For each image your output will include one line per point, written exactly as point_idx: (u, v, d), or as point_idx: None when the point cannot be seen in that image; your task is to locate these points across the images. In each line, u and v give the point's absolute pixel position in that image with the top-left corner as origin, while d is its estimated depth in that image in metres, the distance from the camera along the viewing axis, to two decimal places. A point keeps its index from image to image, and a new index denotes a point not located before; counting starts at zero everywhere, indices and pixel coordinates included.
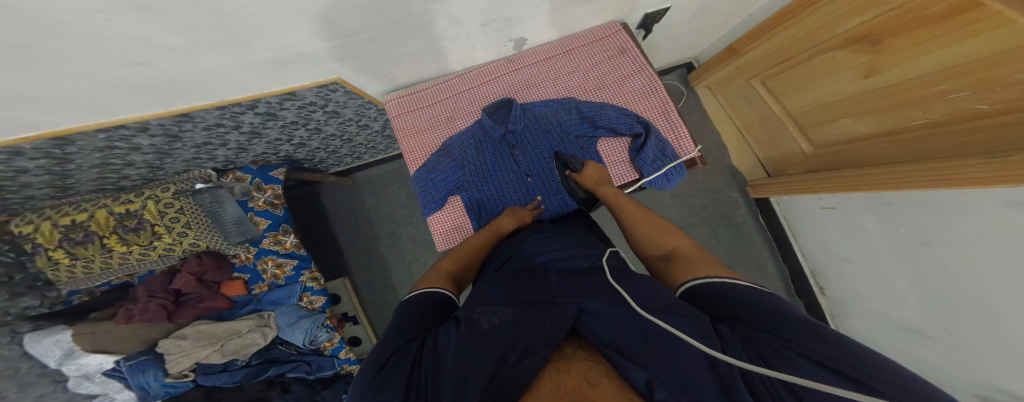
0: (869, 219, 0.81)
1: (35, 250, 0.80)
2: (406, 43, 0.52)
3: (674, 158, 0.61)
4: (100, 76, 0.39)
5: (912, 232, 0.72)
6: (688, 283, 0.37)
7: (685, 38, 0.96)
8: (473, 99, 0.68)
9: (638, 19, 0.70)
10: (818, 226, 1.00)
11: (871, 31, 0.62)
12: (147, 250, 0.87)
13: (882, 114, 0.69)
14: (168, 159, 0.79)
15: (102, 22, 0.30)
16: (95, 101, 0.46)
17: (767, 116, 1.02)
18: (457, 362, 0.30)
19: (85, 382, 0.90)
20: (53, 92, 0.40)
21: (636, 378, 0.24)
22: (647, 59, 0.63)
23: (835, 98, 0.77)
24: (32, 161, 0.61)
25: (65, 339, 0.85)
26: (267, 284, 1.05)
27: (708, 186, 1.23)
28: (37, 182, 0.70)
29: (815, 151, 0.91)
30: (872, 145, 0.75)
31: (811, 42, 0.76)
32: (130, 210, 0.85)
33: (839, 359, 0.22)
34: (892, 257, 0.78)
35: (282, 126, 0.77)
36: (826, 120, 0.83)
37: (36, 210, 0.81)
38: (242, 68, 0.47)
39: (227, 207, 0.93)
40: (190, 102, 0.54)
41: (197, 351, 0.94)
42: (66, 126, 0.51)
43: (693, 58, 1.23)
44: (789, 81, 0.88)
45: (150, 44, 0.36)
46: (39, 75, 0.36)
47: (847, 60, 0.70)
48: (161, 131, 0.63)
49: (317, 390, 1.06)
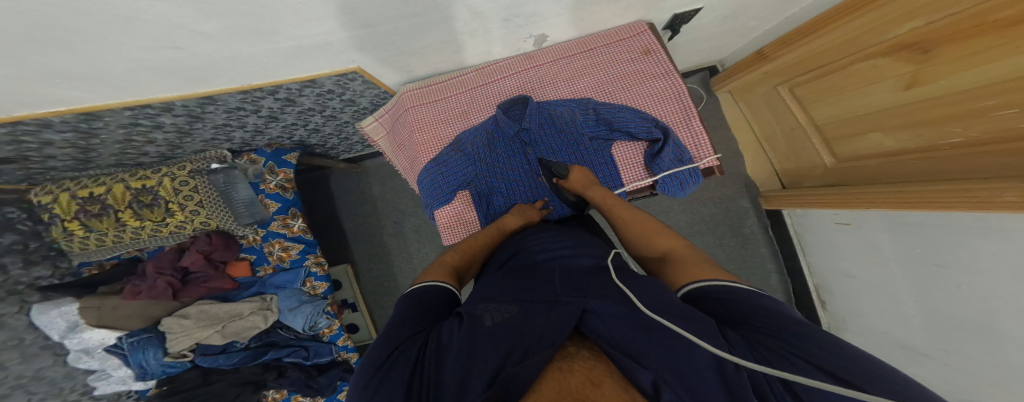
0: (885, 237, 0.81)
1: (52, 220, 0.82)
2: (426, 35, 0.52)
3: (691, 166, 0.61)
4: (136, 58, 0.40)
5: (927, 253, 0.71)
6: (686, 286, 0.36)
7: (710, 41, 0.95)
8: (489, 94, 0.69)
9: (666, 18, 0.69)
10: (830, 242, 1.01)
11: (923, 38, 0.57)
12: (160, 226, 0.88)
13: (916, 129, 0.66)
14: (188, 139, 0.79)
15: (145, 7, 0.30)
16: (124, 82, 0.47)
17: (790, 125, 1.01)
18: (463, 364, 0.30)
19: (85, 357, 0.90)
20: (92, 71, 0.41)
21: (642, 378, 0.24)
22: (673, 63, 0.63)
23: (869, 109, 0.75)
24: (59, 134, 0.62)
25: (72, 312, 0.86)
26: (272, 266, 1.06)
27: (719, 195, 1.25)
28: (62, 154, 0.71)
29: (837, 165, 0.91)
30: (900, 163, 0.73)
31: (853, 48, 0.72)
32: (147, 186, 0.85)
33: (852, 370, 0.21)
34: (903, 277, 0.79)
35: (299, 112, 0.77)
36: (852, 133, 0.82)
37: (57, 180, 0.83)
38: (270, 56, 0.47)
39: (239, 188, 0.94)
40: (218, 87, 0.55)
41: (198, 331, 0.94)
42: (95, 104, 0.52)
43: (718, 62, 1.23)
44: (821, 89, 0.85)
45: (185, 30, 0.36)
46: (78, 56, 0.37)
47: (892, 68, 0.66)
48: (184, 112, 0.64)
49: (312, 376, 1.08)
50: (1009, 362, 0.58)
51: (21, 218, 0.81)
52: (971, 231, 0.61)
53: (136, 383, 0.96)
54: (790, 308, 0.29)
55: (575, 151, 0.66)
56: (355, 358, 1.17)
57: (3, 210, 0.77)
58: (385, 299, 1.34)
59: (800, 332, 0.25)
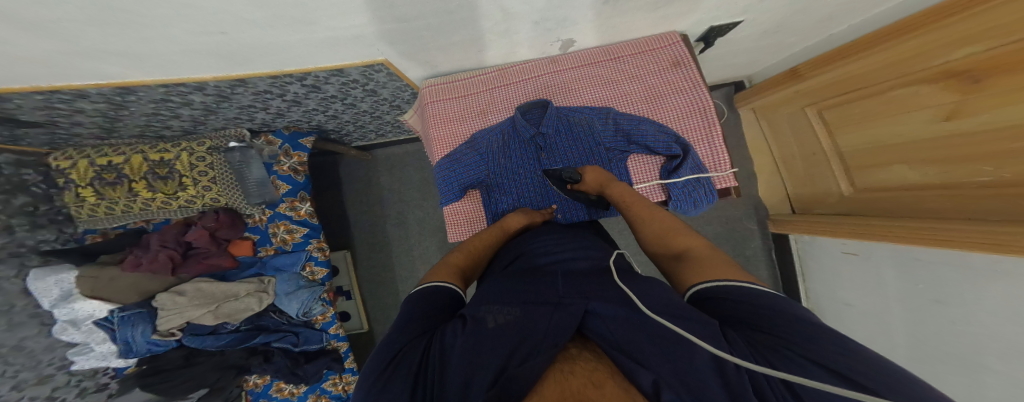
0: (889, 273, 0.83)
1: (66, 185, 0.82)
2: (457, 33, 0.54)
3: (708, 185, 0.62)
4: (181, 40, 0.41)
5: (929, 289, 0.73)
6: (698, 285, 0.37)
7: (739, 57, 0.97)
8: (513, 94, 0.70)
9: (702, 30, 0.71)
10: (833, 271, 1.04)
11: (975, 66, 0.56)
12: (170, 199, 0.88)
13: (946, 165, 0.68)
14: (212, 116, 0.80)
15: None
16: (164, 62, 0.48)
17: (812, 150, 1.03)
18: (467, 361, 0.31)
19: (70, 329, 0.89)
20: (138, 49, 0.43)
21: (642, 380, 0.25)
22: (701, 77, 0.64)
23: (898, 139, 0.76)
24: (91, 104, 0.62)
25: (68, 280, 0.87)
26: (274, 248, 1.07)
27: (725, 212, 1.28)
28: (88, 123, 0.71)
29: (853, 193, 0.94)
30: (918, 196, 0.75)
31: (892, 73, 0.73)
32: (164, 159, 0.85)
33: (854, 370, 0.22)
34: (900, 310, 0.81)
35: (322, 99, 0.78)
36: (875, 164, 0.84)
37: (76, 148, 0.82)
38: (305, 45, 0.48)
39: (253, 168, 0.95)
40: (252, 70, 0.56)
41: (191, 310, 0.93)
42: (131, 80, 0.52)
43: (746, 78, 1.26)
44: (850, 114, 0.87)
45: (235, 17, 0.37)
46: (129, 34, 0.38)
47: (932, 97, 0.66)
48: (215, 92, 0.65)
49: (299, 363, 1.06)
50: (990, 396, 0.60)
51: (35, 182, 0.83)
52: (977, 274, 0.63)
53: (116, 360, 0.95)
54: (795, 304, 0.30)
55: (593, 157, 0.68)
56: (345, 347, 1.17)
57: (19, 171, 0.79)
58: (383, 290, 1.35)
59: (806, 331, 0.26)
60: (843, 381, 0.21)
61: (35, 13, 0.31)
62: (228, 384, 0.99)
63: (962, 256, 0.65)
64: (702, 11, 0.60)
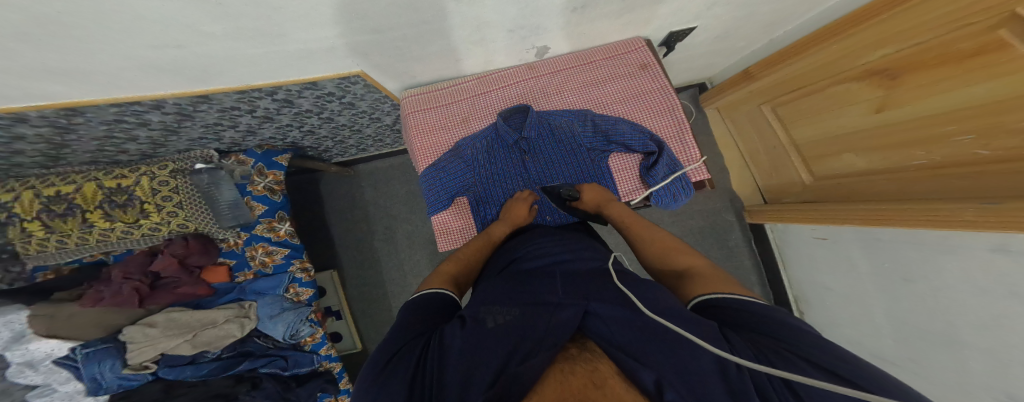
0: (857, 252, 0.88)
1: (7, 220, 0.74)
2: (429, 43, 0.52)
3: (683, 179, 0.64)
4: (135, 55, 0.39)
5: (897, 268, 0.77)
6: (699, 297, 0.37)
7: (700, 61, 1.01)
8: (492, 101, 0.69)
9: (663, 36, 0.72)
10: (808, 256, 1.09)
11: (891, 65, 0.63)
12: (131, 228, 0.82)
13: (884, 152, 0.72)
14: (173, 137, 0.75)
15: (156, 8, 0.30)
16: (114, 78, 0.44)
17: (773, 144, 1.07)
18: (463, 365, 0.30)
19: (27, 371, 0.81)
20: (81, 66, 0.39)
21: (644, 379, 0.24)
22: (667, 79, 0.66)
23: (843, 130, 0.80)
24: (34, 128, 0.57)
25: (19, 320, 0.79)
26: (253, 272, 1.02)
27: (707, 208, 1.32)
28: (33, 150, 0.66)
29: (814, 183, 0.98)
30: (868, 181, 0.79)
31: (825, 74, 0.79)
32: (122, 186, 0.81)
33: (848, 370, 0.23)
34: (873, 288, 0.85)
35: (296, 114, 0.75)
36: (828, 154, 0.88)
37: (21, 178, 0.76)
38: (273, 58, 0.46)
39: (224, 190, 0.90)
40: (215, 86, 0.52)
41: (164, 341, 0.88)
42: (82, 99, 0.49)
43: (706, 79, 1.30)
44: (801, 110, 0.90)
45: (192, 30, 0.35)
46: (72, 50, 0.35)
47: (862, 92, 0.72)
48: (175, 110, 0.61)
49: (291, 387, 1.01)
50: (970, 371, 0.63)
51: None
52: (934, 251, 0.67)
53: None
54: (786, 313, 0.31)
55: (573, 160, 0.70)
56: (338, 368, 1.14)
57: None
58: (372, 306, 1.31)
59: (804, 336, 0.26)
60: (834, 378, 0.22)
61: None
62: None
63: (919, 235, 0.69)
64: (664, 17, 0.62)
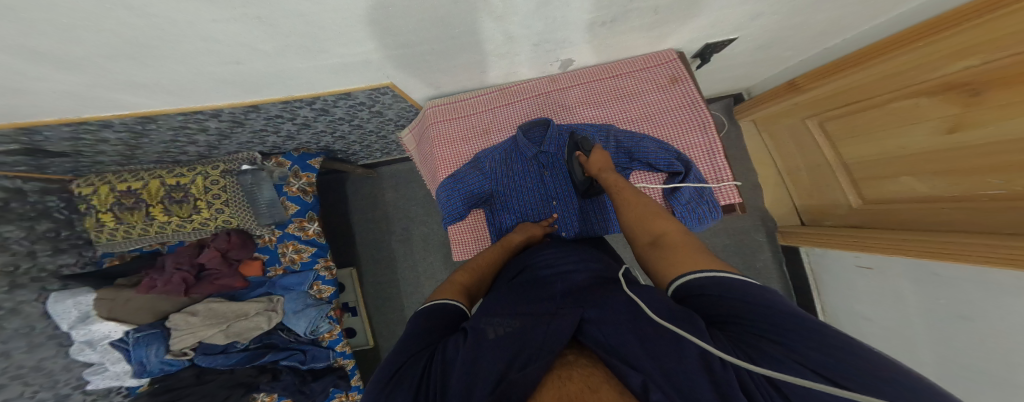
0: (907, 285, 0.80)
1: (87, 211, 0.89)
2: (458, 56, 0.55)
3: (712, 202, 0.62)
4: (202, 72, 0.44)
5: (953, 305, 0.69)
6: (682, 278, 0.34)
7: (735, 71, 0.97)
8: (515, 113, 0.71)
9: (698, 47, 0.71)
10: (847, 284, 1.00)
11: (975, 79, 0.55)
12: (185, 223, 0.91)
13: (952, 178, 0.66)
14: (226, 141, 0.83)
15: (221, 29, 0.34)
16: (183, 92, 0.50)
17: (816, 162, 1.01)
18: (466, 376, 0.29)
19: (86, 349, 0.91)
20: (154, 81, 0.45)
21: (631, 380, 0.24)
22: (701, 93, 0.64)
23: (902, 151, 0.74)
24: (116, 133, 0.65)
25: (85, 302, 0.89)
26: (283, 267, 1.08)
27: (733, 226, 1.26)
28: (112, 150, 0.75)
29: (863, 205, 0.90)
30: (934, 211, 0.72)
31: (888, 86, 0.72)
32: (180, 183, 0.89)
33: (835, 367, 0.20)
34: (922, 325, 0.77)
35: (330, 121, 0.80)
36: (885, 175, 0.81)
37: (99, 173, 0.89)
38: (317, 71, 0.50)
39: (264, 190, 0.97)
40: (263, 96, 0.58)
41: (202, 330, 0.95)
42: (155, 110, 0.55)
43: (744, 90, 1.24)
44: (853, 126, 0.85)
45: (249, 49, 0.40)
46: (152, 67, 0.41)
47: (933, 109, 0.65)
48: (230, 118, 0.67)
49: (306, 381, 1.05)
50: None
51: (58, 207, 0.89)
52: (1001, 290, 0.58)
53: (129, 379, 0.95)
54: (774, 294, 0.28)
55: None
56: (350, 365, 1.14)
57: (43, 199, 0.85)
58: (386, 306, 1.35)
59: (790, 325, 0.24)
60: (823, 377, 0.20)
61: (60, 50, 0.33)
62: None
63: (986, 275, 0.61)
64: (697, 29, 0.61)
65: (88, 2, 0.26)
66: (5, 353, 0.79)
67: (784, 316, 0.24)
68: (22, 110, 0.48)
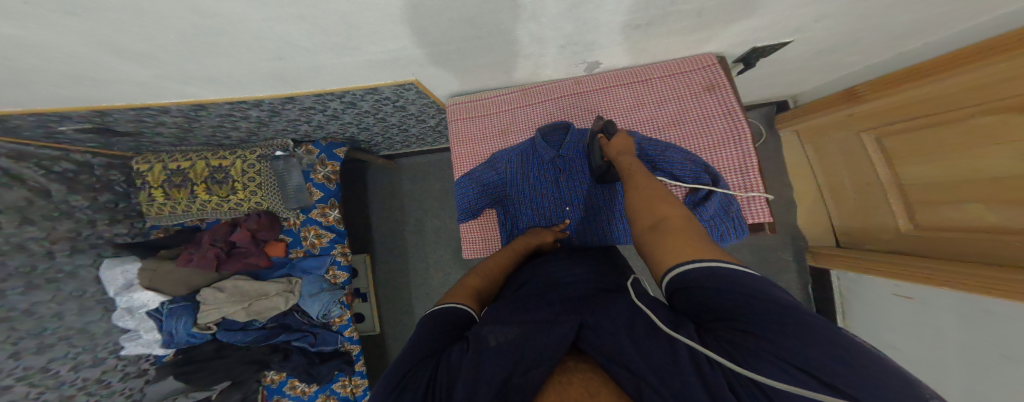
0: (950, 319, 0.73)
1: (144, 185, 0.99)
2: (484, 56, 0.57)
3: (738, 219, 0.61)
4: (248, 65, 0.49)
5: (995, 344, 0.63)
6: (676, 269, 0.33)
7: (779, 77, 0.93)
8: (537, 113, 0.72)
9: (744, 51, 0.70)
10: (879, 312, 0.94)
11: None
12: (223, 202, 1.00)
13: (1022, 208, 0.59)
14: (265, 128, 0.89)
15: (269, 26, 0.38)
16: (232, 84, 0.56)
17: (865, 180, 0.95)
18: (471, 380, 0.30)
19: (126, 316, 0.99)
20: (208, 74, 0.50)
21: (626, 383, 0.26)
22: (739, 102, 0.62)
23: (979, 176, 0.66)
24: (171, 118, 0.72)
25: (130, 271, 0.98)
26: (303, 251, 1.14)
27: (755, 244, 1.22)
28: (167, 132, 0.83)
29: (914, 231, 0.85)
30: (996, 243, 0.65)
31: (969, 100, 0.65)
32: (222, 165, 0.98)
33: (809, 357, 0.20)
34: (956, 363, 0.71)
35: (358, 114, 0.85)
36: (944, 201, 0.75)
37: (155, 153, 0.99)
38: (350, 67, 0.54)
39: (293, 176, 1.03)
40: (301, 90, 0.62)
41: (227, 306, 1.01)
42: (206, 99, 0.61)
43: (791, 97, 1.20)
44: (915, 145, 0.79)
45: (293, 45, 0.44)
46: (208, 60, 0.46)
47: (1019, 129, 0.56)
48: (269, 108, 0.73)
49: (314, 363, 1.09)
50: None
51: (119, 181, 1.02)
52: None
53: (158, 348, 1.03)
54: (758, 282, 0.27)
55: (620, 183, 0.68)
56: (357, 350, 1.18)
57: (107, 172, 0.98)
58: (396, 296, 1.39)
59: (768, 317, 0.24)
60: (799, 369, 0.20)
61: (134, 43, 0.39)
62: (249, 376, 1.05)
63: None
64: (740, 33, 0.60)
65: (163, 0, 0.31)
66: (58, 314, 0.89)
67: (773, 313, 0.24)
68: (99, 94, 0.55)
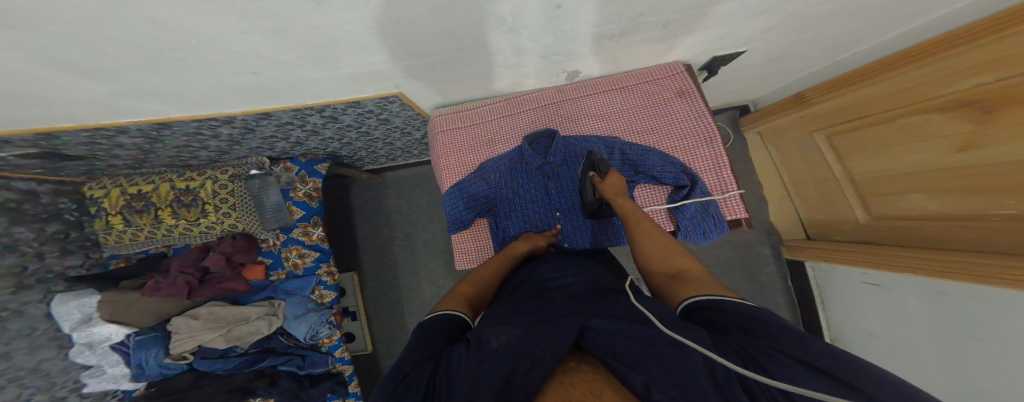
0: (915, 305, 0.78)
1: (99, 213, 0.91)
2: (467, 67, 0.56)
3: (717, 218, 0.62)
4: (218, 80, 0.46)
5: (960, 323, 0.68)
6: (701, 299, 0.35)
7: (740, 84, 0.97)
8: (519, 123, 0.71)
9: (706, 60, 0.72)
10: (853, 299, 0.99)
11: (988, 96, 0.55)
12: (191, 226, 0.93)
13: (962, 196, 0.65)
14: (237, 146, 0.84)
15: (241, 40, 0.36)
16: (201, 100, 0.52)
17: (824, 177, 1.00)
18: (469, 387, 0.28)
19: (86, 352, 0.90)
20: (174, 90, 0.47)
21: (633, 381, 0.25)
22: (708, 107, 0.64)
23: (914, 168, 0.73)
24: (132, 138, 0.67)
25: (88, 304, 0.90)
26: (285, 272, 1.08)
27: (738, 239, 1.26)
28: (128, 154, 0.77)
29: (870, 222, 0.89)
30: (944, 227, 0.71)
31: (898, 101, 0.73)
32: (190, 187, 0.92)
33: (830, 365, 0.22)
34: (928, 340, 0.76)
35: (339, 128, 0.82)
36: (894, 191, 0.80)
37: (112, 177, 0.91)
38: (329, 81, 0.52)
39: (270, 194, 0.98)
40: (276, 105, 0.59)
41: (204, 333, 0.95)
42: (171, 117, 0.57)
43: (750, 102, 1.25)
44: (861, 144, 0.84)
45: (267, 59, 0.41)
46: (174, 75, 0.42)
47: (942, 126, 0.65)
48: (242, 124, 0.69)
49: (304, 387, 1.03)
50: None
51: (70, 209, 0.93)
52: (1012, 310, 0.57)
53: (126, 383, 0.94)
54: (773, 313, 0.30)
55: None
56: (349, 371, 1.15)
57: (55, 200, 0.89)
58: (387, 312, 1.34)
59: (787, 334, 0.26)
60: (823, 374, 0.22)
61: (86, 60, 0.36)
62: None
63: (991, 292, 0.61)
64: (707, 42, 0.62)
65: (116, 14, 0.28)
66: (4, 355, 0.79)
67: (789, 332, 0.27)
68: (46, 116, 0.50)
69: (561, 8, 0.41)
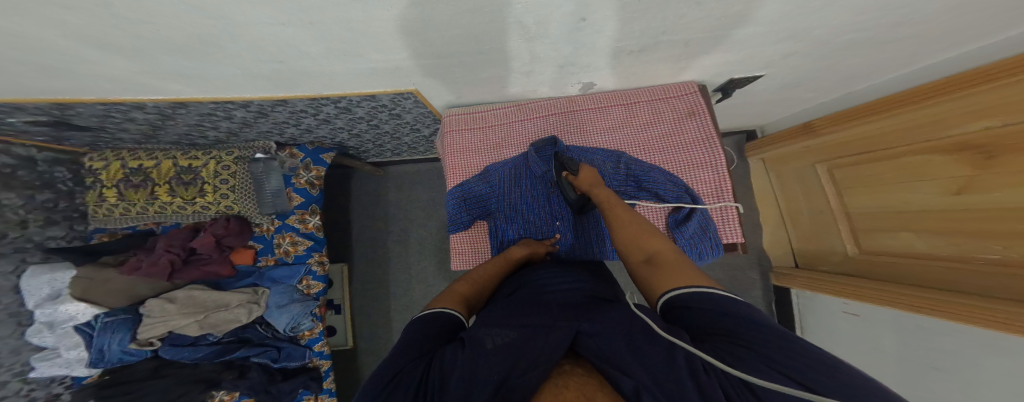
0: (888, 334, 0.83)
1: (94, 184, 0.88)
2: (483, 71, 0.59)
3: (715, 238, 0.66)
4: (243, 66, 0.47)
5: (928, 356, 0.72)
6: (673, 293, 0.36)
7: (753, 108, 1.02)
8: (530, 128, 0.74)
9: (722, 81, 0.76)
10: (831, 328, 1.04)
11: (990, 141, 0.59)
12: (186, 205, 0.91)
13: (950, 237, 0.69)
14: (247, 129, 0.83)
15: (275, 32, 0.37)
16: (222, 84, 0.53)
17: (819, 208, 1.06)
18: (464, 386, 0.29)
19: (44, 332, 0.85)
20: (195, 72, 0.47)
21: (623, 385, 0.26)
22: (717, 128, 0.67)
23: (908, 207, 0.77)
24: (145, 114, 0.66)
25: (60, 280, 0.85)
26: (274, 259, 1.06)
27: (729, 263, 1.30)
28: (136, 129, 0.75)
29: (858, 255, 0.95)
30: (926, 267, 0.76)
31: (905, 138, 0.76)
32: (192, 166, 0.89)
33: (798, 368, 0.22)
34: (897, 372, 0.79)
35: (351, 120, 0.82)
36: (882, 228, 0.85)
37: (114, 149, 0.90)
38: (349, 74, 0.53)
39: (272, 178, 0.98)
40: (296, 93, 0.59)
41: (176, 319, 0.91)
42: (189, 97, 0.57)
43: (757, 128, 1.31)
44: (859, 178, 0.90)
45: (296, 50, 0.42)
46: (199, 59, 0.43)
47: (945, 168, 0.68)
48: (257, 109, 0.68)
49: (274, 381, 1.00)
50: None
51: (65, 179, 0.90)
52: (980, 348, 0.61)
53: (80, 368, 0.88)
54: (753, 309, 0.30)
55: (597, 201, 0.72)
56: (326, 366, 1.11)
57: (53, 168, 0.87)
58: (374, 309, 1.32)
59: (763, 336, 0.26)
60: (792, 380, 0.22)
61: (126, 40, 0.37)
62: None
63: (966, 331, 0.64)
64: (717, 64, 0.65)
65: (165, 1, 0.30)
66: None
67: (763, 330, 0.27)
68: (66, 88, 0.50)
69: (584, 22, 0.43)
